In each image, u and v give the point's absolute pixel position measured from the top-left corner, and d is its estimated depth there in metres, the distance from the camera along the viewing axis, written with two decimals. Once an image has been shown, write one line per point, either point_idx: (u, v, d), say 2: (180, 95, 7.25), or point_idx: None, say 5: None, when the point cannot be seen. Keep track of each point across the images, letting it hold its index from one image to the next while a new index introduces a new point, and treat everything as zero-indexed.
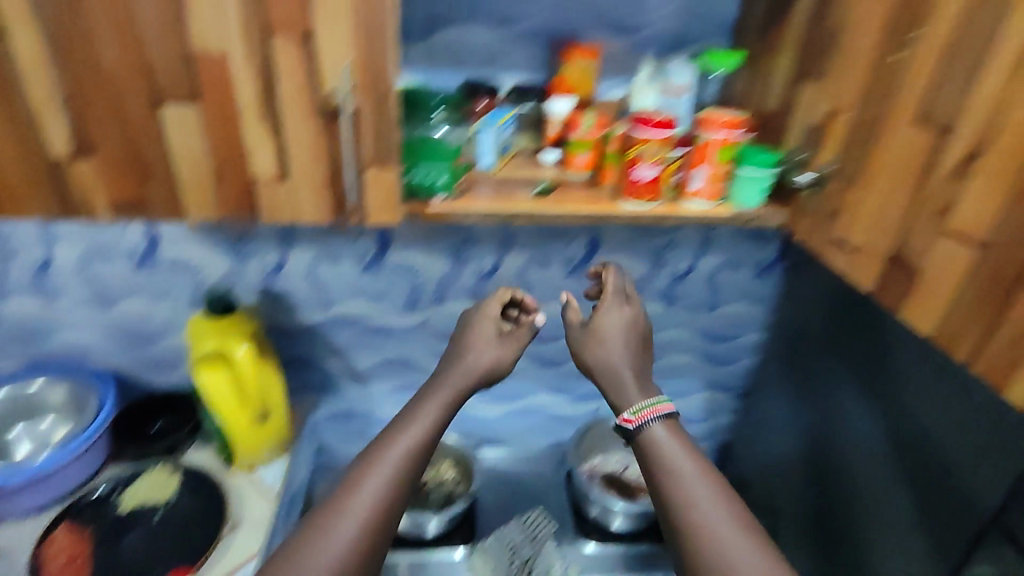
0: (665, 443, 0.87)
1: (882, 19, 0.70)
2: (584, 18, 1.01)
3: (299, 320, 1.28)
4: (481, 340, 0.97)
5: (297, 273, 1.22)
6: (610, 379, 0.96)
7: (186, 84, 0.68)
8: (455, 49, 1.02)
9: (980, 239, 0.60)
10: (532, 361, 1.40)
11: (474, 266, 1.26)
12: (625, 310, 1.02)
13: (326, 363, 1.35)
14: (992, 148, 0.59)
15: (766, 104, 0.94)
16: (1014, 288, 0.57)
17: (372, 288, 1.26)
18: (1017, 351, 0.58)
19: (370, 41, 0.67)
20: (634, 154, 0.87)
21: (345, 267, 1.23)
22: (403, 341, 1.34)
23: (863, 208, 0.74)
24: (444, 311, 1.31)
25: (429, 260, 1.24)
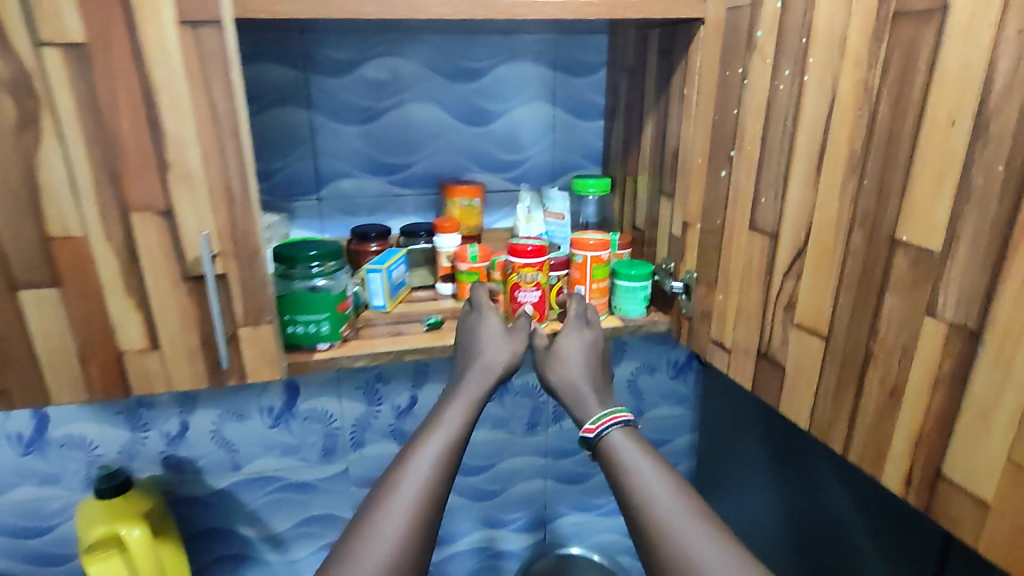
0: (625, 446, 0.75)
1: (708, 142, 0.79)
2: (466, 158, 1.08)
3: (206, 487, 1.19)
4: (480, 336, 0.85)
5: (202, 436, 1.16)
6: (571, 398, 0.83)
7: (43, 269, 0.68)
8: (346, 197, 1.05)
9: (824, 331, 0.64)
10: (464, 496, 1.36)
11: (390, 404, 1.23)
12: (585, 333, 0.86)
13: (239, 530, 1.24)
14: (814, 248, 0.64)
15: (638, 220, 1.01)
16: (860, 377, 0.60)
17: (285, 442, 1.21)
18: (880, 437, 0.59)
19: (233, 210, 0.70)
20: (513, 280, 0.89)
21: (253, 423, 1.18)
22: (323, 493, 1.27)
23: (730, 309, 0.78)
24: (364, 455, 1.26)
25: (342, 403, 1.21)
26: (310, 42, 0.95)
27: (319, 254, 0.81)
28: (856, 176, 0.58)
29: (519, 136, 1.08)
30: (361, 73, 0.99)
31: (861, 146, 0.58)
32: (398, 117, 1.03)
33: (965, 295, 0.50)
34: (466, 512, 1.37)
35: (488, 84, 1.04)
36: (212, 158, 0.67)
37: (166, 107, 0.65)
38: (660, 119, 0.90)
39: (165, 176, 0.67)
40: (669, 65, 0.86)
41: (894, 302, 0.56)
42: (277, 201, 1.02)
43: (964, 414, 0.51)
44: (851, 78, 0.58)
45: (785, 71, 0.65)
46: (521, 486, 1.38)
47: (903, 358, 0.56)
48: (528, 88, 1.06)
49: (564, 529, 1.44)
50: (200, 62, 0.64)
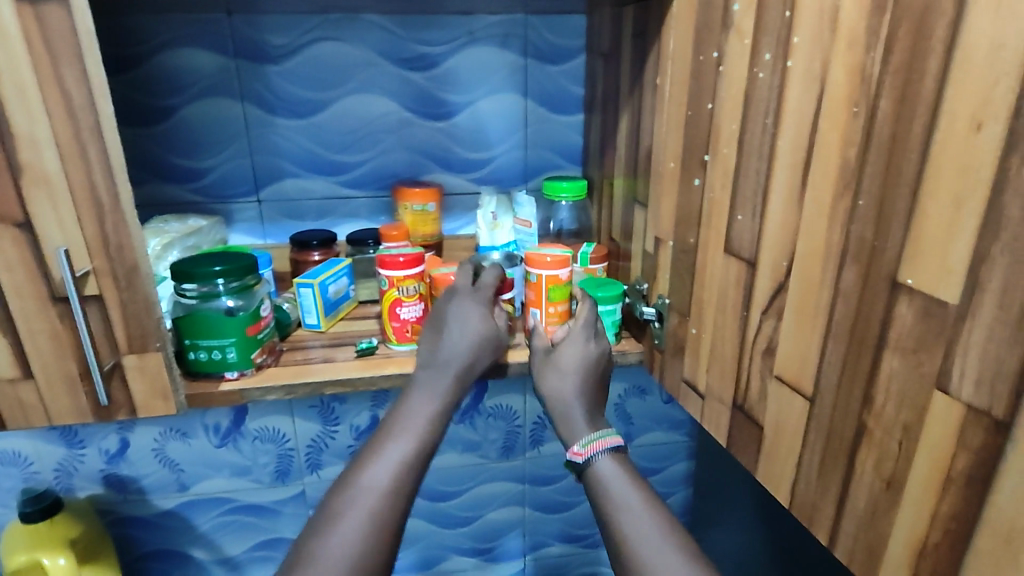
0: (614, 478, 0.63)
1: (680, 143, 0.65)
2: (425, 157, 0.97)
3: (153, 506, 1.11)
4: (462, 328, 0.72)
5: (144, 453, 1.08)
6: (559, 413, 0.71)
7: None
8: (289, 200, 0.96)
9: (808, 391, 0.50)
10: (435, 522, 1.24)
11: (348, 423, 1.13)
12: (591, 346, 0.73)
13: (190, 551, 1.16)
14: (796, 283, 0.50)
15: (615, 230, 0.88)
16: (849, 457, 0.47)
17: (234, 462, 1.11)
18: (873, 536, 0.45)
19: (104, 222, 0.60)
20: (393, 295, 0.78)
21: (199, 442, 1.09)
22: (279, 517, 1.17)
23: (704, 346, 0.64)
24: (321, 477, 1.15)
25: (295, 422, 1.11)
26: (241, 25, 0.87)
27: (227, 271, 0.69)
28: (850, 192, 0.44)
29: (485, 134, 0.97)
30: (307, 59, 0.90)
31: (855, 155, 0.43)
32: (347, 107, 0.93)
33: (989, 367, 0.36)
34: (435, 540, 1.26)
35: (449, 73, 0.94)
36: (74, 160, 0.57)
37: (11, 99, 0.54)
38: (635, 114, 0.76)
39: (19, 182, 0.57)
40: (643, 49, 0.72)
41: (892, 365, 0.42)
42: (214, 203, 0.94)
43: (983, 531, 0.37)
44: (845, 63, 0.43)
45: (765, 56, 0.51)
46: (497, 512, 1.26)
47: (904, 439, 0.42)
48: (495, 78, 0.95)
49: (544, 559, 1.32)
50: (50, 46, 0.54)
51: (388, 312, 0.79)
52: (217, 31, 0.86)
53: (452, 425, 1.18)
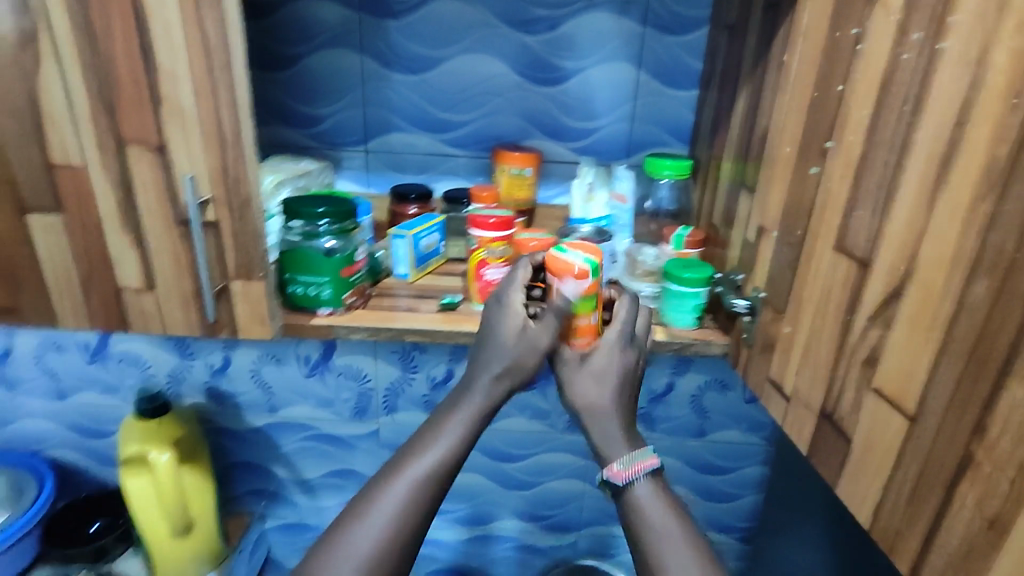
0: (652, 508, 0.61)
1: (801, 127, 0.60)
2: (527, 121, 0.96)
3: (246, 422, 1.22)
4: (494, 338, 0.68)
5: (243, 373, 1.18)
6: (589, 419, 0.67)
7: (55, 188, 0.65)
8: (394, 152, 0.99)
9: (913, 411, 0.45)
10: (496, 481, 1.27)
11: (424, 373, 1.17)
12: (628, 353, 0.70)
13: (273, 467, 1.27)
14: (913, 292, 0.45)
15: (715, 215, 0.84)
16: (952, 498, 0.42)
17: (318, 394, 1.19)
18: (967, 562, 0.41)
19: (226, 154, 0.64)
20: (480, 256, 0.79)
21: (289, 370, 1.17)
22: (354, 449, 1.25)
23: (798, 349, 0.60)
24: (395, 419, 1.21)
25: (376, 364, 1.16)
26: None
27: (330, 213, 0.73)
28: (994, 196, 0.39)
29: (592, 103, 0.95)
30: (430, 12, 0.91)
31: (1006, 154, 0.38)
32: (458, 66, 0.93)
33: None
34: (493, 500, 1.29)
35: (563, 38, 0.92)
36: (206, 95, 0.62)
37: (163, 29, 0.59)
38: (755, 92, 0.71)
39: (158, 111, 0.62)
40: (773, 23, 0.67)
41: (1015, 396, 0.37)
42: (325, 148, 0.98)
43: None
44: (1009, 47, 0.38)
45: (913, 36, 0.45)
46: (557, 482, 1.27)
47: (1016, 480, 0.37)
48: (610, 47, 0.92)
49: (597, 536, 1.32)
50: None
51: (474, 272, 0.80)
52: None
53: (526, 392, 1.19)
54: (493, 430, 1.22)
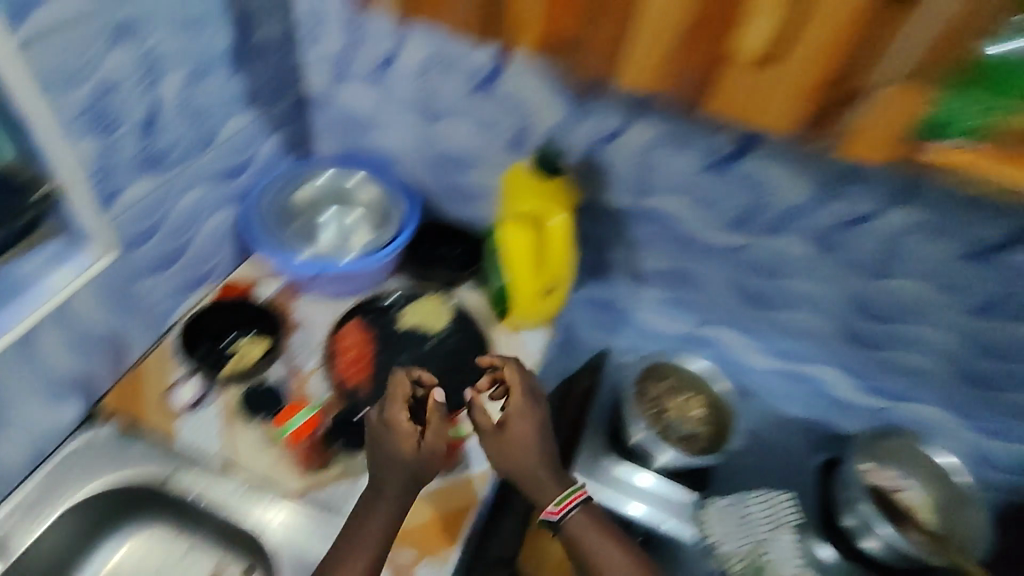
0: (586, 538, 0.69)
1: None
2: None
3: (606, 194, 0.93)
4: (394, 444, 0.69)
5: (588, 133, 0.87)
6: (529, 481, 0.71)
7: (808, 77, 0.46)
8: None
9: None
10: (843, 339, 0.96)
11: (839, 206, 0.81)
12: (539, 414, 0.75)
13: (606, 245, 1.00)
14: None
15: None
16: None
17: (679, 196, 0.89)
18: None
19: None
20: None
21: (630, 147, 0.86)
22: (702, 254, 0.95)
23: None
24: (768, 244, 0.90)
25: (765, 172, 0.82)
26: None
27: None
28: None
29: None
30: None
31: None
32: None
33: None
34: (832, 343, 0.98)
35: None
36: None
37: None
38: None
39: None
40: None
41: None
42: None
43: None
44: None
45: None
46: (919, 359, 0.94)
47: None
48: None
49: (924, 423, 1.01)
50: None
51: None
52: None
53: (932, 292, 0.86)
54: (880, 284, 0.88)
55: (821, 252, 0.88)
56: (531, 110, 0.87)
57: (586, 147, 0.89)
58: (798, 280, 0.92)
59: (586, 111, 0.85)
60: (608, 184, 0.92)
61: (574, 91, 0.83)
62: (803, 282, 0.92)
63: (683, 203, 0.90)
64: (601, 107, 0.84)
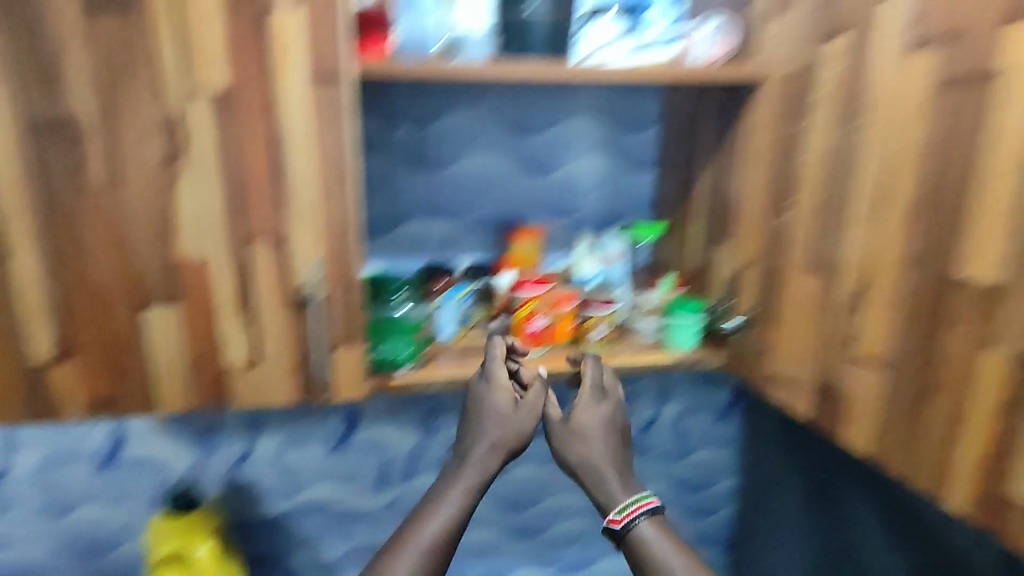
0: (659, 544, 0.64)
1: (766, 187, 0.71)
2: (432, 210, 0.92)
3: (260, 507, 1.02)
4: (494, 409, 0.70)
5: (222, 463, 0.99)
6: (592, 482, 0.69)
7: (287, 361, 0.68)
8: (408, 236, 0.92)
9: (887, 361, 0.57)
10: (512, 537, 1.13)
11: (441, 436, 1.05)
12: (607, 406, 0.72)
13: (284, 553, 1.06)
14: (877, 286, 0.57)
15: (684, 263, 0.90)
16: None
17: (325, 482, 1.04)
18: (943, 456, 0.53)
19: (341, 242, 0.66)
20: (522, 311, 0.81)
21: (263, 460, 1.00)
22: (368, 520, 1.07)
23: (788, 346, 0.69)
24: (414, 487, 1.07)
25: (378, 435, 1.03)
26: None
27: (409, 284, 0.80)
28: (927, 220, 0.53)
29: (482, 183, 0.92)
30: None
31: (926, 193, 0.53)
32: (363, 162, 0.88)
33: None
34: (510, 545, 1.13)
35: (434, 125, 0.89)
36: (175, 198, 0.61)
37: (194, 167, 0.61)
38: (718, 170, 0.81)
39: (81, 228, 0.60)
40: (727, 119, 0.78)
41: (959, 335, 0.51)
42: None
43: None
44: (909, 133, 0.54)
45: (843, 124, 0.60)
46: (571, 523, 1.15)
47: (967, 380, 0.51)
48: (480, 117, 0.89)
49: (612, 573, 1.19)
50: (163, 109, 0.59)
51: (518, 325, 0.81)
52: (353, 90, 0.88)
53: (542, 469, 1.11)
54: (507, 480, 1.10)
55: None
56: (161, 465, 0.97)
57: (225, 475, 1.00)
58: None
59: (211, 446, 0.98)
60: (259, 498, 1.02)
61: (195, 435, 0.97)
62: None
63: (329, 485, 1.04)
64: (224, 439, 0.98)
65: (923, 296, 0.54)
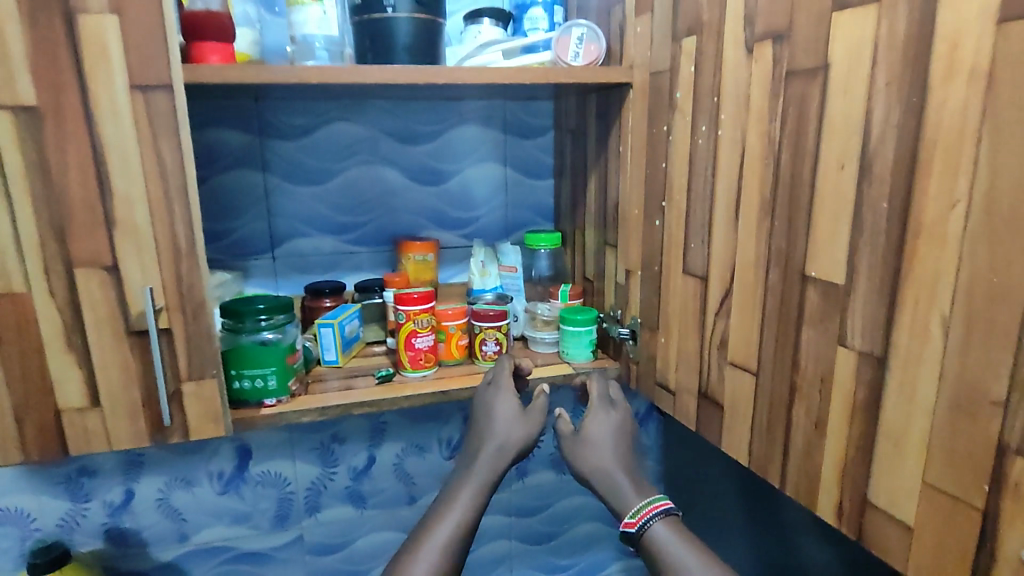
0: (673, 545, 0.59)
1: (643, 192, 0.70)
2: (319, 224, 0.91)
3: (149, 554, 0.95)
4: (500, 410, 0.69)
5: (100, 509, 0.92)
6: (607, 489, 0.66)
7: (132, 400, 0.62)
8: (295, 254, 0.90)
9: (753, 367, 0.55)
10: None
11: (345, 465, 1.00)
12: (616, 415, 0.72)
13: None
14: (739, 290, 0.56)
15: (586, 270, 0.88)
16: (973, 567, 0.38)
17: (220, 521, 0.97)
18: (810, 466, 0.50)
19: (180, 268, 0.60)
20: (407, 328, 0.76)
21: (148, 502, 0.93)
22: (270, 560, 1.01)
23: (672, 353, 0.67)
24: (319, 521, 1.01)
25: (276, 468, 0.97)
26: (205, 110, 0.83)
27: (269, 308, 0.69)
28: (768, 218, 0.51)
29: (370, 194, 0.91)
30: (218, 110, 0.84)
31: (770, 193, 0.51)
32: (238, 177, 0.86)
33: (869, 322, 0.44)
34: None
35: (318, 141, 0.88)
36: None
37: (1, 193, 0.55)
38: (602, 176, 0.79)
39: None
40: (607, 126, 0.77)
41: (809, 337, 0.49)
42: (230, 261, 0.88)
43: (879, 442, 0.44)
44: (756, 130, 0.52)
45: (701, 126, 0.59)
46: (491, 546, 1.11)
47: (823, 390, 0.48)
48: (363, 128, 0.89)
49: None
50: None
51: (403, 343, 0.76)
52: (225, 105, 0.84)
53: None
54: (420, 506, 1.05)
55: (360, 506, 1.03)
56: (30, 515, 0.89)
57: (106, 522, 0.92)
58: (362, 536, 1.04)
59: (87, 491, 0.90)
60: (147, 544, 0.95)
61: (67, 480, 0.89)
62: (366, 536, 1.04)
63: (225, 525, 0.97)
64: (101, 482, 0.91)
65: (778, 298, 0.51)
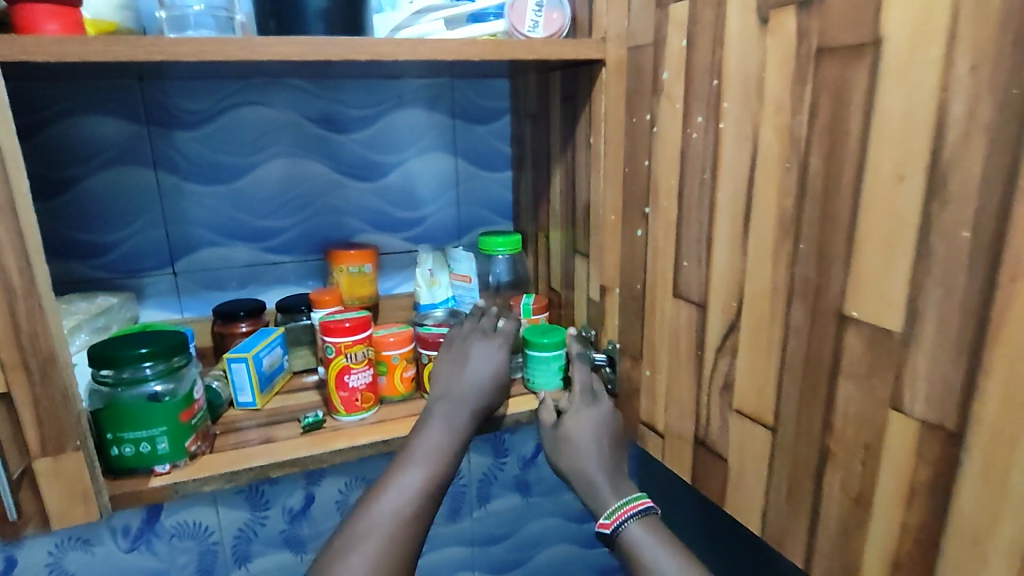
0: (655, 550, 0.50)
1: (620, 194, 0.58)
2: (232, 232, 0.75)
3: None
4: (485, 361, 0.63)
5: None
6: (587, 486, 0.56)
7: None
8: (203, 269, 0.75)
9: (768, 420, 0.44)
10: None
11: (279, 507, 0.86)
12: (599, 408, 0.60)
13: None
14: (748, 324, 0.45)
15: (552, 278, 0.76)
16: None
17: None
18: (847, 549, 0.40)
19: (18, 314, 0.45)
20: (337, 365, 0.62)
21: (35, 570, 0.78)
22: None
23: (661, 389, 0.56)
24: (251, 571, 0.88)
25: (195, 518, 0.83)
26: (74, 95, 0.66)
27: (154, 351, 0.53)
28: (791, 238, 0.40)
29: (292, 191, 0.76)
30: (90, 94, 0.67)
31: (793, 207, 0.40)
32: (125, 177, 0.69)
33: (937, 386, 0.33)
34: None
35: (225, 130, 0.72)
36: None
37: None
38: (570, 172, 0.67)
39: None
40: (574, 113, 0.64)
41: (848, 393, 0.38)
42: (120, 279, 0.72)
43: (948, 538, 0.34)
44: (773, 125, 0.40)
45: (697, 116, 0.47)
46: None
47: (867, 459, 0.38)
48: (280, 112, 0.73)
49: None
50: None
51: (334, 382, 0.63)
52: (100, 89, 0.67)
53: None
54: None
55: (299, 551, 0.89)
56: None
57: None
58: None
59: None
60: None
61: None
62: None
63: None
64: None
65: (803, 340, 0.40)
